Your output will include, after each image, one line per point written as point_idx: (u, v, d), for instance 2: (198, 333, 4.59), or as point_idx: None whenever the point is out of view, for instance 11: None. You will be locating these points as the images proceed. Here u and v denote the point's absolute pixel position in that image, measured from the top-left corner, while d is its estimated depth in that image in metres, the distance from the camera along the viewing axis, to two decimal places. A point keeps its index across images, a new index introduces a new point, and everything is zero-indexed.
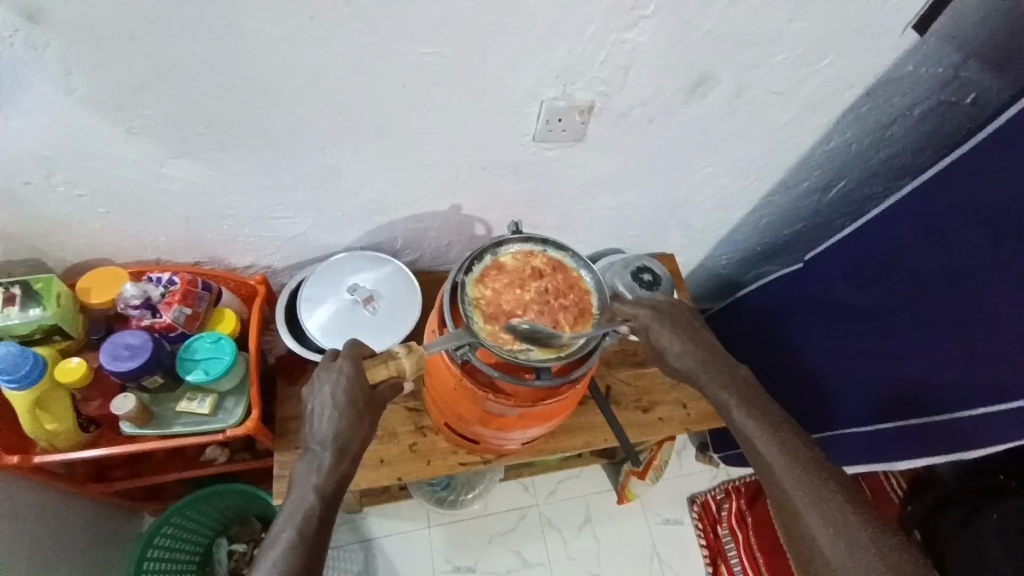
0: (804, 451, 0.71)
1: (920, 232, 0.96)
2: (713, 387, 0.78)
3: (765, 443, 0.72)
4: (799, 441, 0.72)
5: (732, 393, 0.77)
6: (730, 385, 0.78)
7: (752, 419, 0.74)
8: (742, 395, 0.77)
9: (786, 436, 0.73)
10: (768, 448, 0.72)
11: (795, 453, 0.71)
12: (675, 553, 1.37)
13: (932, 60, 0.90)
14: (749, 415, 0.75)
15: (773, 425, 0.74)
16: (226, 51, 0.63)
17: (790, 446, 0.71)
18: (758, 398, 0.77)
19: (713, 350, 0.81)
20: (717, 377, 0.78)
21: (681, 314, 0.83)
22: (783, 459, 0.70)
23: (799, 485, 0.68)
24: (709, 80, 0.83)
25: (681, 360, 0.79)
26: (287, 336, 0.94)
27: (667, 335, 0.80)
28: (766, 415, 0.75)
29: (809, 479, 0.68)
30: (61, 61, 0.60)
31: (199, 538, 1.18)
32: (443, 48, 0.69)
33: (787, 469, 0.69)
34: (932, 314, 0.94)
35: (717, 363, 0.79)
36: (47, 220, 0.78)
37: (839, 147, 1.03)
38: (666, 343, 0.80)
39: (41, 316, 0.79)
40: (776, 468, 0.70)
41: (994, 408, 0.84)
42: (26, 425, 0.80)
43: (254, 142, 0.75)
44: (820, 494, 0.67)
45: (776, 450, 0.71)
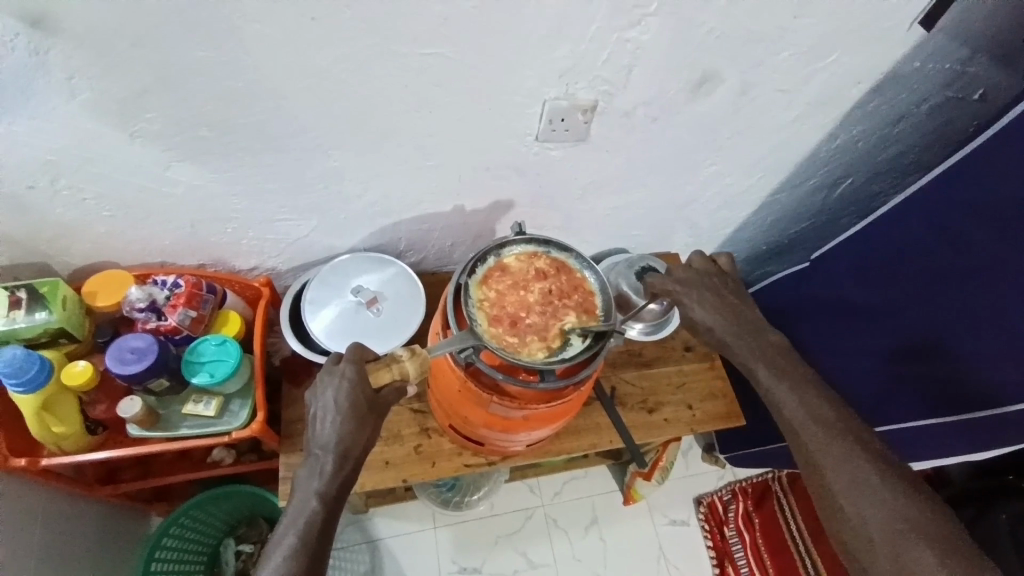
0: (831, 414, 0.72)
1: (930, 228, 0.94)
2: (741, 351, 0.80)
3: (793, 407, 0.74)
4: (827, 404, 0.73)
5: (760, 359, 0.78)
6: (761, 350, 0.79)
7: (780, 382, 0.76)
8: (773, 360, 0.78)
9: (814, 399, 0.74)
10: (795, 411, 0.73)
11: (822, 417, 0.72)
12: (682, 554, 1.37)
13: (940, 56, 0.89)
14: (778, 378, 0.76)
15: (801, 389, 0.75)
16: (227, 55, 0.63)
17: (818, 409, 0.73)
18: (787, 360, 0.78)
19: (744, 317, 0.82)
20: (747, 343, 0.80)
21: (715, 283, 0.85)
22: (809, 422, 0.72)
23: (823, 446, 0.70)
24: (714, 79, 0.82)
25: (711, 327, 0.82)
26: (292, 338, 0.94)
27: (698, 305, 0.83)
28: (794, 379, 0.76)
29: (833, 442, 0.69)
30: (63, 66, 0.60)
31: (207, 538, 1.19)
32: (445, 49, 0.68)
33: (812, 431, 0.71)
34: (943, 314, 0.92)
35: (748, 330, 0.81)
36: (52, 224, 0.79)
37: (846, 144, 1.02)
38: (696, 311, 0.83)
39: (47, 320, 0.80)
40: (801, 430, 0.72)
41: (999, 411, 0.85)
42: (33, 428, 0.81)
43: (257, 145, 0.75)
44: (845, 457, 0.68)
45: (802, 412, 0.73)
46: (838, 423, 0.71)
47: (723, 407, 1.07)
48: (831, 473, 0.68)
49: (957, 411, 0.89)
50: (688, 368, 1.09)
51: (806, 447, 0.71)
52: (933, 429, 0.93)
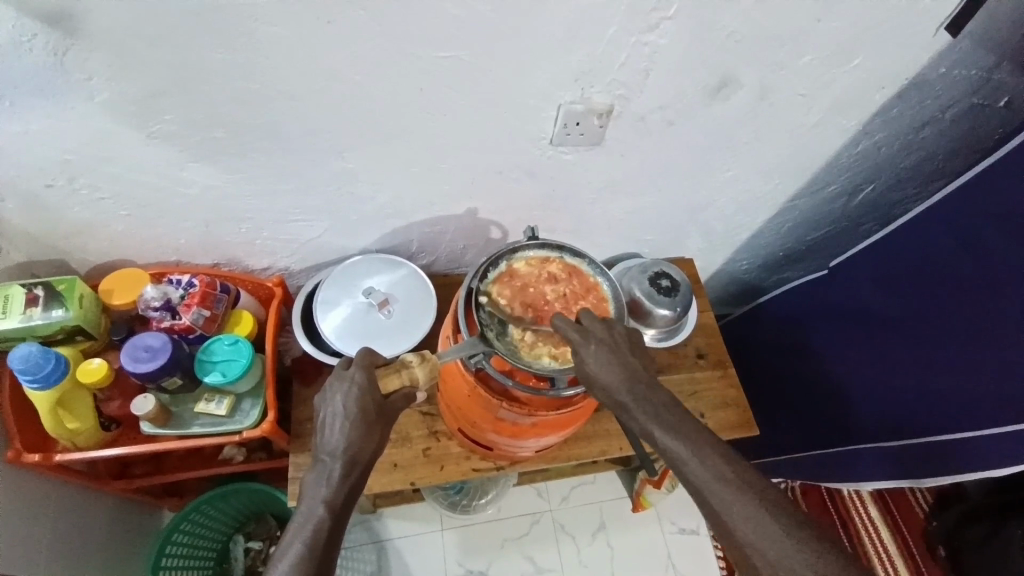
0: (753, 484, 0.58)
1: (949, 236, 0.93)
2: (640, 419, 0.64)
3: (710, 487, 0.59)
4: (734, 462, 0.60)
5: (658, 420, 0.63)
6: (667, 414, 0.63)
7: (688, 454, 0.61)
8: (679, 422, 0.63)
9: (730, 470, 0.59)
10: (715, 490, 0.58)
11: (741, 487, 0.58)
12: (691, 563, 1.35)
13: (965, 63, 0.86)
14: (684, 448, 0.61)
15: (705, 449, 0.61)
16: (243, 57, 0.63)
17: (739, 483, 0.58)
18: (687, 416, 0.64)
19: (639, 371, 0.66)
20: (647, 404, 0.64)
21: (611, 329, 0.69)
22: (734, 503, 0.57)
23: (756, 533, 0.56)
24: (732, 83, 0.81)
25: (609, 386, 0.66)
26: (303, 338, 0.94)
27: (595, 357, 0.67)
28: (697, 439, 0.61)
29: (747, 507, 0.57)
30: (82, 67, 0.61)
31: (217, 534, 1.20)
32: (460, 52, 0.68)
33: (740, 516, 0.57)
34: (969, 327, 0.89)
35: (646, 387, 0.65)
36: (71, 222, 0.80)
37: (868, 150, 1.00)
38: (593, 364, 0.66)
39: (64, 316, 0.81)
40: (728, 516, 0.57)
41: (988, 431, 0.84)
42: (48, 424, 0.82)
43: (271, 146, 0.75)
44: (779, 541, 0.55)
45: (724, 493, 0.58)
46: (764, 498, 0.57)
47: (736, 415, 1.05)
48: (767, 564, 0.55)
49: (944, 429, 0.90)
50: (700, 375, 1.08)
51: (737, 539, 0.57)
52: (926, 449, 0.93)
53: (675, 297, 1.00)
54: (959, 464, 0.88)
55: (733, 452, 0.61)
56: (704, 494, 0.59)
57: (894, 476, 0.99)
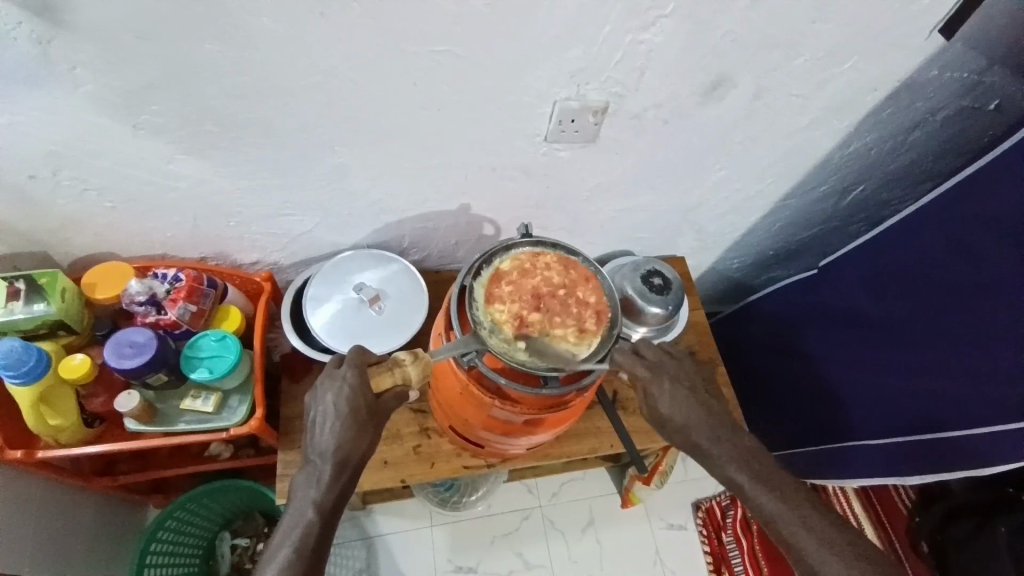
0: (834, 531, 0.69)
1: (942, 237, 0.94)
2: (714, 457, 0.76)
3: (793, 529, 0.70)
4: (801, 497, 0.72)
5: (731, 460, 0.75)
6: (750, 461, 0.75)
7: (772, 496, 0.72)
8: (760, 468, 0.75)
9: (812, 515, 0.71)
10: (798, 533, 0.70)
11: (826, 534, 0.69)
12: (680, 558, 1.36)
13: (957, 66, 0.87)
14: (767, 493, 0.73)
15: (776, 485, 0.73)
16: (233, 51, 0.62)
17: (823, 529, 0.70)
18: (759, 457, 0.76)
19: (717, 421, 0.78)
20: (730, 454, 0.76)
21: (685, 371, 0.82)
22: (820, 546, 0.68)
23: (840, 573, 0.66)
24: (727, 83, 0.81)
25: (687, 431, 0.78)
26: (292, 334, 0.93)
27: (667, 403, 0.79)
28: (768, 478, 0.74)
29: (816, 536, 0.69)
30: (66, 57, 0.59)
31: (203, 531, 1.18)
32: (456, 47, 0.67)
33: (826, 560, 0.68)
34: (953, 328, 0.91)
35: (725, 433, 0.77)
36: (53, 215, 0.77)
37: (859, 151, 1.01)
38: (667, 408, 0.79)
39: (46, 311, 0.79)
40: (811, 557, 0.69)
41: (979, 431, 0.85)
42: (30, 420, 0.80)
43: (262, 140, 0.74)
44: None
45: (806, 535, 0.70)
46: (847, 546, 0.68)
47: None
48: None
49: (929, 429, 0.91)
50: None
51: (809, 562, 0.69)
52: (914, 446, 0.94)
53: (668, 295, 1.00)
54: (950, 464, 0.89)
55: (813, 499, 0.73)
56: (775, 523, 0.72)
57: (879, 474, 1.00)
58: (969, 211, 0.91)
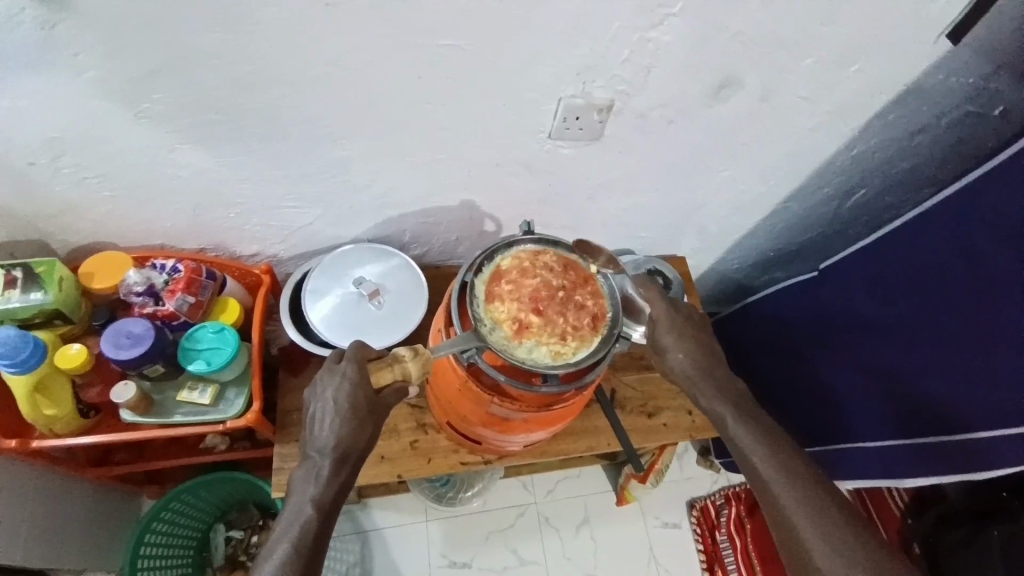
0: (822, 500, 0.68)
1: (946, 241, 0.94)
2: (706, 398, 0.78)
3: (781, 486, 0.70)
4: (786, 450, 0.73)
5: (725, 403, 0.77)
6: (751, 419, 0.76)
7: (766, 454, 0.73)
8: (758, 428, 0.75)
9: (804, 480, 0.70)
10: (783, 490, 0.70)
11: (811, 496, 0.69)
12: (673, 557, 1.37)
13: (963, 71, 0.87)
14: (759, 448, 0.73)
15: (764, 436, 0.74)
16: (238, 40, 0.61)
17: (812, 493, 0.69)
18: (751, 409, 0.77)
19: (723, 376, 0.79)
20: (734, 407, 0.77)
21: (694, 320, 0.81)
22: (803, 508, 0.68)
23: (816, 533, 0.66)
24: (733, 83, 0.81)
25: (686, 373, 0.78)
26: (291, 327, 0.92)
27: (673, 342, 0.79)
28: (757, 427, 0.75)
29: (797, 486, 0.70)
30: (69, 43, 0.58)
31: (197, 523, 1.18)
32: (462, 42, 0.66)
33: (800, 508, 0.68)
34: (950, 334, 0.91)
35: (722, 383, 0.79)
36: (52, 202, 0.77)
37: (862, 154, 1.01)
38: (672, 348, 0.79)
39: (43, 300, 0.78)
40: (792, 515, 0.68)
41: (973, 436, 0.86)
42: (25, 409, 0.80)
43: (265, 131, 0.73)
44: (832, 539, 0.65)
45: (793, 498, 0.69)
46: (831, 512, 0.67)
47: None
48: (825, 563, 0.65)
49: (924, 435, 0.92)
50: None
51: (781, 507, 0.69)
52: (912, 450, 0.94)
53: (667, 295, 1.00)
54: (946, 468, 0.90)
55: (807, 465, 0.72)
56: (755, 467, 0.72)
57: (875, 476, 1.01)
58: (971, 216, 0.91)
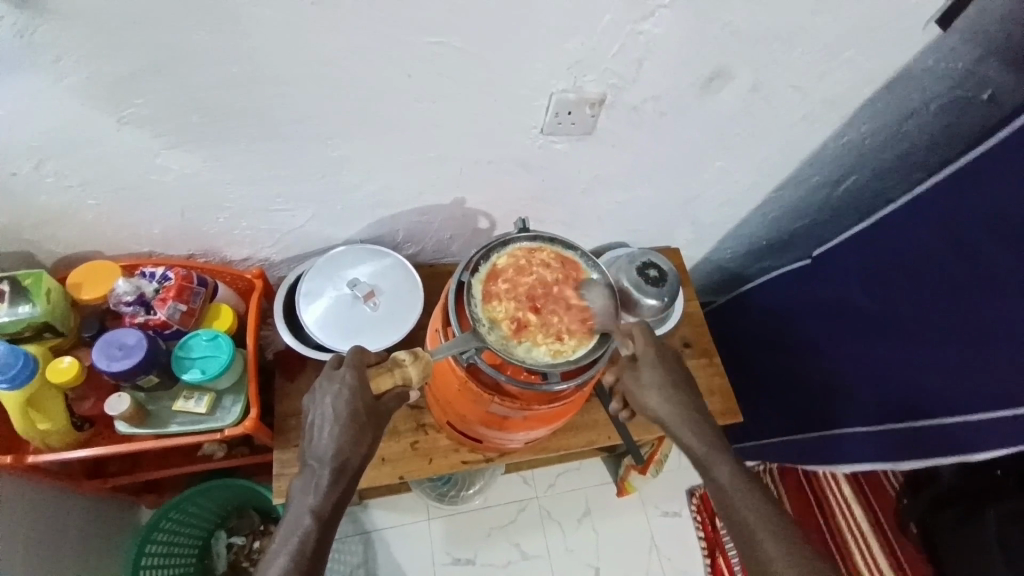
0: (818, 565, 0.61)
1: (941, 226, 0.94)
2: (691, 442, 0.71)
3: (773, 548, 0.63)
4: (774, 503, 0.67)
5: (711, 449, 0.70)
6: (740, 470, 0.69)
7: (754, 505, 0.67)
8: (747, 481, 0.68)
9: (797, 542, 0.63)
10: (776, 557, 0.62)
11: (807, 565, 0.61)
12: (675, 546, 1.38)
13: (952, 56, 0.87)
14: (748, 501, 0.67)
15: (750, 485, 0.68)
16: (222, 41, 0.60)
17: (805, 556, 0.62)
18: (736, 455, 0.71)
19: (708, 419, 0.73)
20: (722, 455, 0.70)
21: (671, 355, 0.75)
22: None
23: None
24: (725, 74, 0.80)
25: (667, 416, 0.72)
26: (285, 331, 0.91)
27: (652, 379, 0.72)
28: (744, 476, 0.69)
29: (792, 549, 0.63)
30: (49, 48, 0.56)
31: (198, 530, 1.17)
32: (451, 38, 0.65)
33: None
34: (944, 318, 0.92)
35: (705, 426, 0.72)
36: (36, 212, 0.75)
37: (853, 141, 1.01)
38: (651, 387, 0.72)
39: (31, 313, 0.77)
40: None
41: (959, 416, 0.88)
42: (19, 424, 0.79)
43: (253, 135, 0.72)
44: None
45: (788, 564, 0.62)
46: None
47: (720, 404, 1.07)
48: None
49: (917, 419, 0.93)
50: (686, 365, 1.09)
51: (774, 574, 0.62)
52: (909, 434, 0.95)
53: (663, 287, 0.99)
54: (937, 450, 0.91)
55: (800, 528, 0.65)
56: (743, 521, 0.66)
57: (872, 459, 1.02)
58: (962, 202, 0.92)
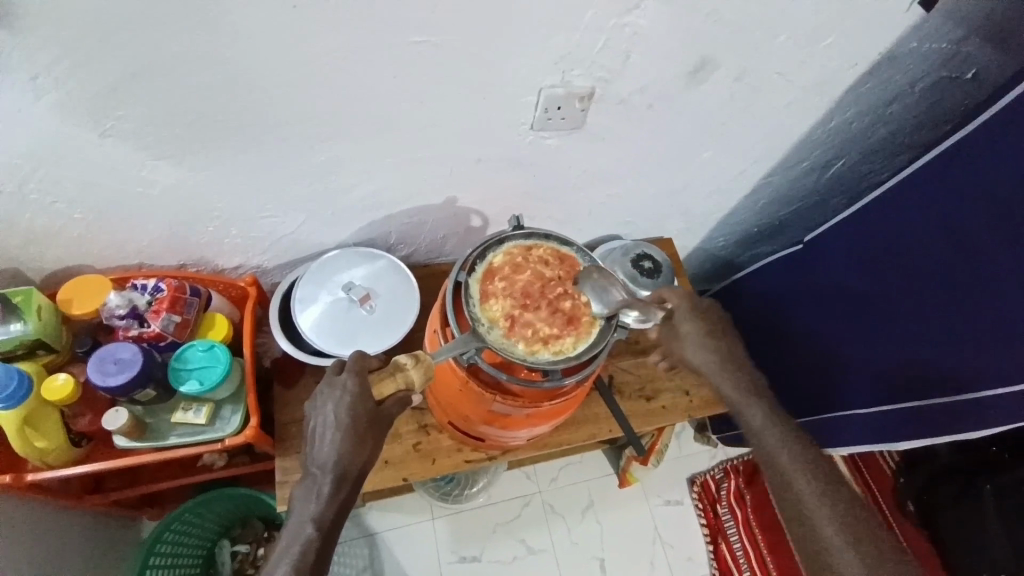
0: (838, 486, 0.71)
1: (928, 208, 0.95)
2: (726, 387, 0.80)
3: (796, 474, 0.73)
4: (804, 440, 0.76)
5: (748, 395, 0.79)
6: (775, 415, 0.78)
7: (783, 441, 0.75)
8: (780, 421, 0.77)
9: (820, 470, 0.72)
10: (804, 484, 0.72)
11: (828, 488, 0.71)
12: (678, 534, 1.39)
13: (935, 38, 0.87)
14: (778, 439, 0.76)
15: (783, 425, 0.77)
16: (202, 49, 0.59)
17: (824, 475, 0.72)
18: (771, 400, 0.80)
19: (745, 367, 0.81)
20: (754, 399, 0.79)
21: (712, 311, 0.83)
22: (819, 498, 0.70)
23: (829, 519, 0.69)
24: (711, 64, 0.80)
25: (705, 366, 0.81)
26: (282, 338, 0.91)
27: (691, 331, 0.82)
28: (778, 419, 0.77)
29: (814, 472, 0.72)
30: (27, 64, 0.55)
31: (201, 541, 1.17)
32: (436, 37, 0.64)
33: (816, 497, 0.70)
34: (939, 298, 0.93)
35: (742, 373, 0.81)
36: (20, 230, 0.74)
37: (840, 126, 1.01)
38: (692, 342, 0.81)
39: (23, 331, 0.76)
40: (806, 503, 0.71)
41: (947, 399, 0.89)
42: (16, 444, 0.77)
43: (239, 143, 0.71)
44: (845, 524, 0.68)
45: (810, 486, 0.71)
46: (843, 493, 0.70)
47: None
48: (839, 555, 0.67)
49: (907, 400, 0.95)
50: None
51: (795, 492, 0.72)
52: (904, 415, 0.96)
53: (658, 278, 1.00)
54: (933, 430, 0.92)
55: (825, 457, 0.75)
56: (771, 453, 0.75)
57: (870, 440, 1.03)
58: (948, 184, 0.92)
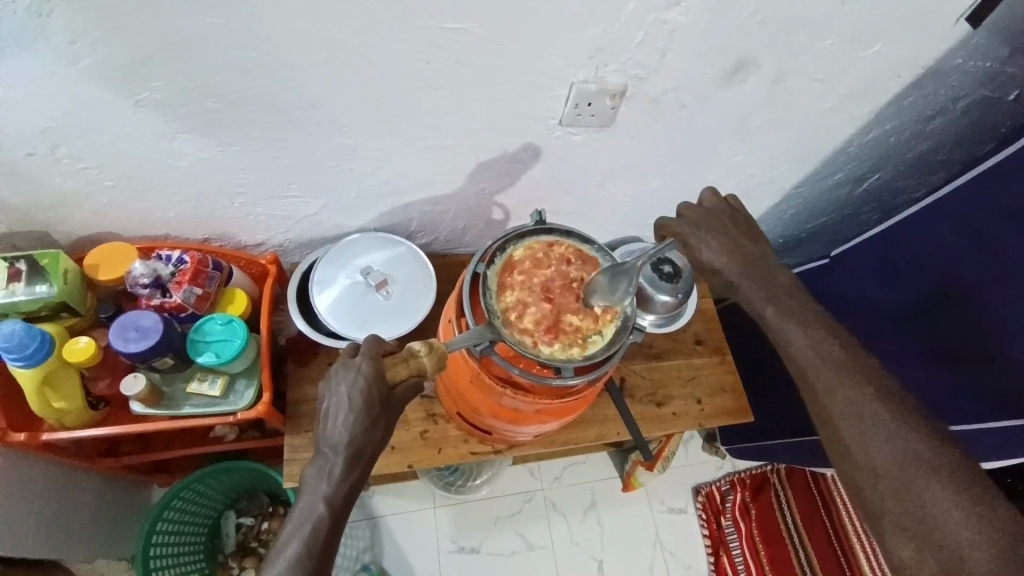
0: (862, 379, 0.65)
1: (957, 230, 0.91)
2: (748, 292, 0.75)
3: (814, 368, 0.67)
4: (831, 336, 0.69)
5: (768, 299, 0.74)
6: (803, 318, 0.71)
7: (803, 337, 0.69)
8: (802, 319, 0.71)
9: (845, 363, 0.66)
10: (824, 378, 0.66)
11: (831, 356, 0.67)
12: (679, 542, 1.38)
13: (981, 54, 0.84)
14: (799, 334, 0.70)
15: (804, 320, 0.71)
16: (237, 25, 0.59)
17: (845, 367, 0.66)
18: (795, 299, 0.74)
19: (766, 272, 0.76)
20: (777, 301, 0.73)
21: (722, 219, 0.80)
22: (841, 389, 0.65)
23: (850, 410, 0.63)
24: (750, 66, 0.78)
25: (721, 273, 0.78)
26: (298, 317, 0.91)
27: (704, 242, 0.79)
28: (800, 316, 0.71)
29: (835, 367, 0.66)
30: (67, 29, 0.56)
31: (208, 510, 1.19)
32: (470, 25, 0.64)
33: (837, 389, 0.65)
34: (969, 323, 0.89)
35: (761, 276, 0.76)
36: (52, 194, 0.75)
37: (877, 139, 0.98)
38: (706, 254, 0.79)
39: (48, 293, 0.78)
40: (825, 397, 0.65)
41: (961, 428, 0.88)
42: (34, 403, 0.80)
43: (268, 120, 0.71)
44: (870, 415, 0.62)
45: (831, 378, 0.66)
46: (866, 383, 0.64)
47: (731, 402, 1.06)
48: (841, 416, 0.64)
49: None
50: (697, 361, 1.08)
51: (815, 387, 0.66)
52: None
53: None
54: None
55: (833, 328, 0.71)
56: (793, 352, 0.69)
57: None
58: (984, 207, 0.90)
